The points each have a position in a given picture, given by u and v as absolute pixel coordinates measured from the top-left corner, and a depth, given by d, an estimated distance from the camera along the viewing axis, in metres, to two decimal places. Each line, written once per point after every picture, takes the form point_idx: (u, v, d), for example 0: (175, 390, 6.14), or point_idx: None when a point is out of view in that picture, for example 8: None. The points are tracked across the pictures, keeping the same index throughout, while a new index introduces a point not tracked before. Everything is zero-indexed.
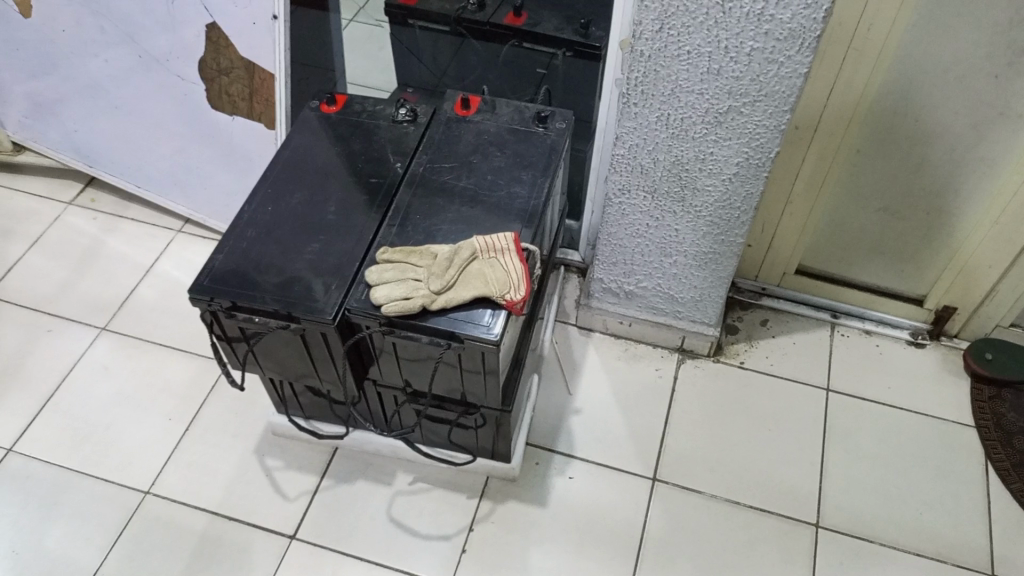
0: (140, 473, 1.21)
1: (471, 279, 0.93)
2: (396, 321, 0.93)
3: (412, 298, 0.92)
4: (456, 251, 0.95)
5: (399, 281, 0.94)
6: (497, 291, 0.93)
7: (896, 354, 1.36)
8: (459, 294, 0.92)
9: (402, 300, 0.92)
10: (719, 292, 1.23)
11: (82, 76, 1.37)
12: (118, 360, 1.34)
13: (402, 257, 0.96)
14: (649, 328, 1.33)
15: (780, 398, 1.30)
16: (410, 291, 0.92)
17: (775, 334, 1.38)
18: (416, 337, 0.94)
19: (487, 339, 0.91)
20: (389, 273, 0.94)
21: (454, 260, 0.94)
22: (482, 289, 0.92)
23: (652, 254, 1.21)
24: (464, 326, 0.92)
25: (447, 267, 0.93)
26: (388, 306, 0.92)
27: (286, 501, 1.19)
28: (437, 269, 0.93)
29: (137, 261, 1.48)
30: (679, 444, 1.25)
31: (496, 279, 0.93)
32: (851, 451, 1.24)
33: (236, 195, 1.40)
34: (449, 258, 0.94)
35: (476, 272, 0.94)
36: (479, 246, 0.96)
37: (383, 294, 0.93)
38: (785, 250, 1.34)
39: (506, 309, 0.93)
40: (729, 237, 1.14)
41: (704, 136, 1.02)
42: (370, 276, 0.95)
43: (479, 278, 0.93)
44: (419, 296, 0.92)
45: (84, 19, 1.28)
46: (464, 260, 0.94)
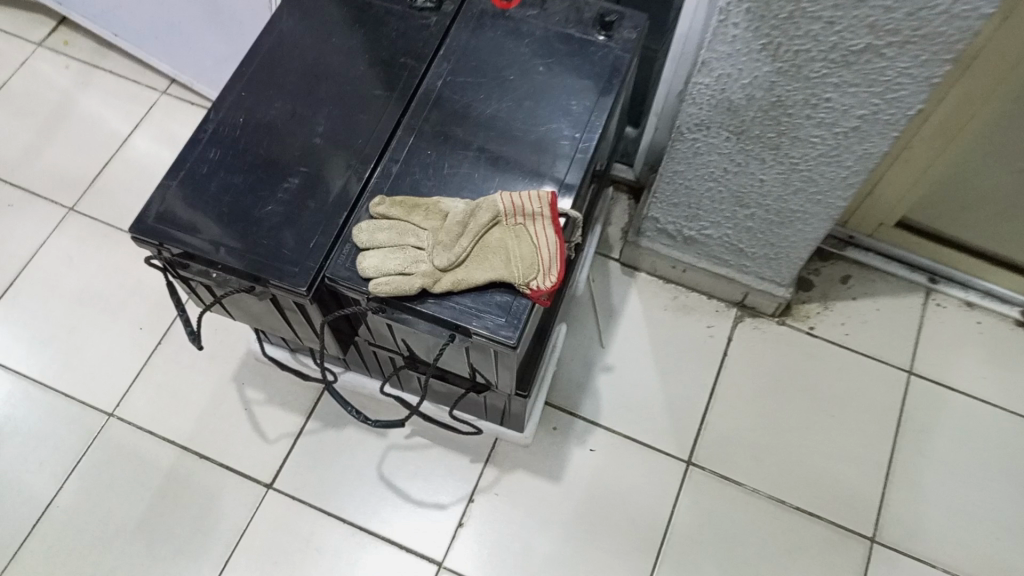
0: (105, 390, 1.07)
1: (487, 256, 0.72)
2: (387, 301, 0.73)
3: (410, 276, 0.71)
4: (471, 211, 0.73)
5: (394, 247, 0.72)
6: (521, 277, 0.71)
7: (1000, 335, 1.13)
8: (469, 275, 0.71)
9: (397, 277, 0.71)
10: (801, 251, 1.00)
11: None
12: (85, 250, 1.17)
13: (401, 213, 0.74)
14: (706, 277, 1.11)
15: (850, 377, 1.10)
16: (408, 265, 0.71)
17: (856, 296, 1.15)
18: (411, 322, 0.74)
19: (501, 338, 0.71)
20: (383, 234, 0.73)
21: (468, 227, 0.72)
22: (500, 273, 0.71)
23: (724, 201, 0.96)
24: (472, 318, 0.71)
25: (458, 234, 0.71)
26: (376, 282, 0.71)
27: (265, 444, 1.04)
28: (444, 237, 0.71)
29: (115, 129, 1.27)
30: (722, 422, 1.07)
31: (521, 260, 0.71)
32: (923, 452, 1.06)
33: (225, 61, 1.16)
34: (460, 221, 0.72)
35: (493, 246, 0.72)
36: (503, 208, 0.73)
37: (374, 265, 0.72)
38: (888, 200, 1.08)
39: (528, 299, 0.72)
40: (828, 196, 0.89)
41: (821, 77, 0.75)
42: (359, 236, 0.73)
43: (497, 257, 0.72)
44: (418, 273, 0.71)
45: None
46: (481, 227, 0.72)
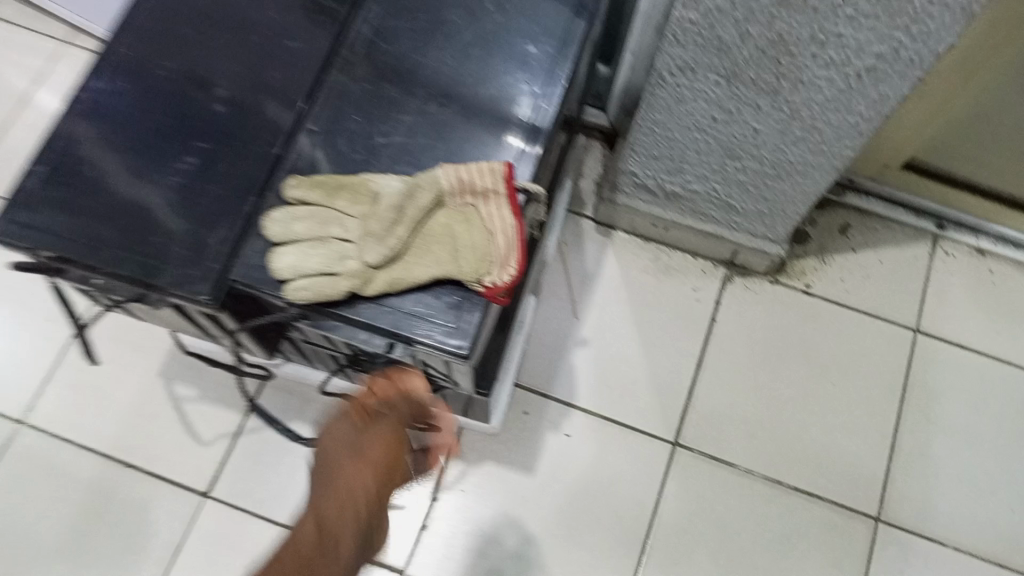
0: (13, 394, 0.94)
1: (429, 249, 0.59)
2: (307, 309, 0.59)
3: (335, 277, 0.58)
4: (408, 193, 0.59)
5: (315, 241, 0.59)
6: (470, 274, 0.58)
7: (1014, 286, 1.02)
8: (408, 274, 0.58)
9: (318, 278, 0.58)
10: (799, 205, 0.87)
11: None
12: None
13: (321, 198, 0.60)
14: (691, 235, 0.99)
15: (850, 340, 1.00)
16: (331, 264, 0.58)
17: (856, 247, 1.03)
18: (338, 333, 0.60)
19: (448, 349, 0.58)
20: (301, 225, 0.59)
21: (406, 213, 0.59)
22: (445, 271, 0.58)
23: (712, 152, 0.83)
24: (414, 326, 0.58)
25: (392, 223, 0.58)
26: (293, 286, 0.58)
27: (200, 448, 0.92)
28: (376, 228, 0.58)
29: (11, 85, 1.10)
30: (713, 396, 0.97)
31: (470, 253, 0.59)
32: (932, 421, 0.96)
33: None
34: (395, 206, 0.58)
35: (436, 237, 0.59)
36: (448, 186, 0.60)
37: (290, 264, 0.58)
38: (895, 141, 0.95)
39: (484, 299, 0.59)
40: (833, 146, 0.76)
41: (832, 9, 0.60)
42: (270, 228, 0.59)
43: (441, 250, 0.59)
44: (345, 273, 0.58)
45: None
46: (422, 213, 0.59)
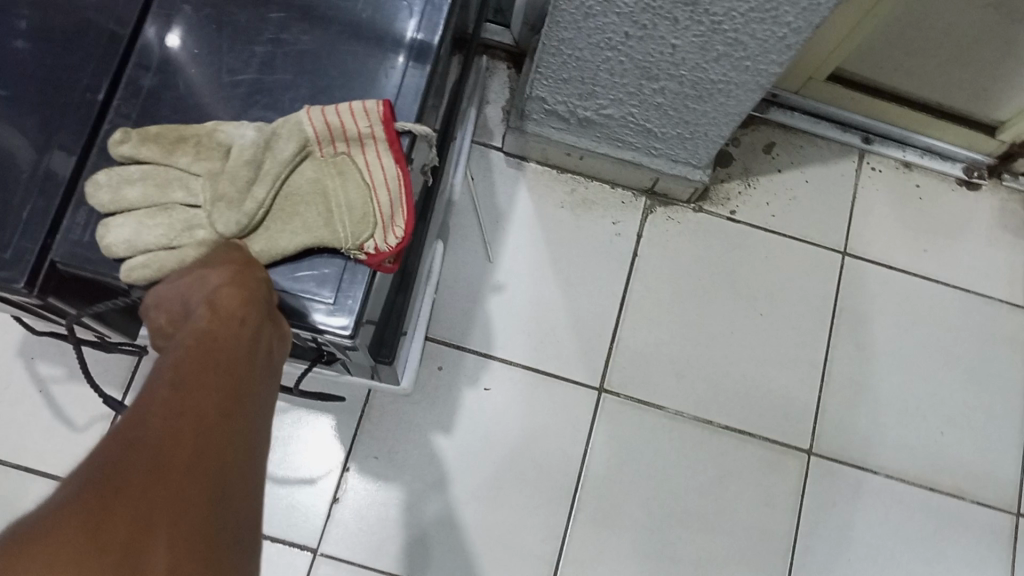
0: None
1: (295, 211, 0.49)
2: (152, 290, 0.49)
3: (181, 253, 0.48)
4: (263, 145, 0.49)
5: (153, 208, 0.49)
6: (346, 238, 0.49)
7: (941, 199, 0.98)
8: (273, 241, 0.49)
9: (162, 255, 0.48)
10: (722, 129, 0.80)
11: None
12: None
13: (157, 154, 0.49)
14: (608, 164, 0.91)
15: (779, 266, 0.94)
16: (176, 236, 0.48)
17: (782, 167, 0.97)
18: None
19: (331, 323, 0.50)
20: (133, 189, 0.48)
21: (264, 168, 0.49)
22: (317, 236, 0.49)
23: (627, 73, 0.74)
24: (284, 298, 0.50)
25: (245, 183, 0.48)
26: (131, 266, 0.48)
27: (73, 433, 0.82)
28: (227, 191, 0.48)
29: None
30: (639, 336, 0.91)
31: (343, 213, 0.49)
32: (863, 346, 0.93)
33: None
34: (245, 161, 0.49)
35: (301, 192, 0.50)
36: (312, 131, 0.50)
37: (124, 240, 0.48)
38: (822, 50, 0.88)
39: (367, 267, 0.50)
40: (758, 63, 0.68)
41: None
42: (97, 195, 0.48)
43: (309, 212, 0.49)
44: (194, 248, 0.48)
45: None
46: (282, 165, 0.49)
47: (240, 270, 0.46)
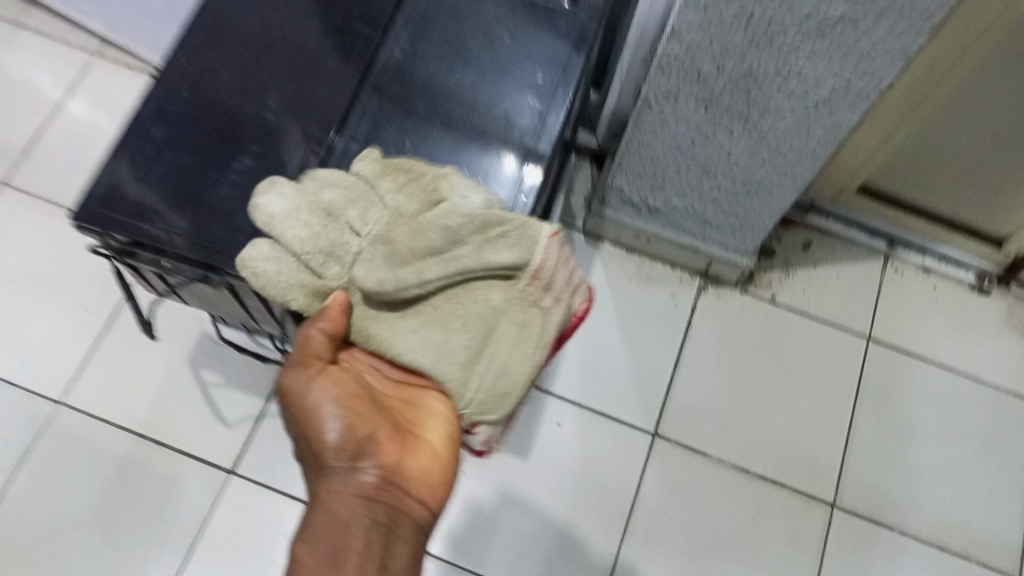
0: (51, 378, 1.02)
1: (462, 310, 0.58)
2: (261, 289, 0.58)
3: (323, 272, 0.58)
4: (477, 230, 0.57)
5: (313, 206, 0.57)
6: (494, 387, 0.58)
7: (955, 300, 1.14)
8: (413, 334, 0.57)
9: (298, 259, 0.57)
10: (766, 222, 0.99)
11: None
12: (20, 226, 1.10)
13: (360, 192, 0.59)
14: (670, 247, 1.10)
15: (813, 344, 1.11)
16: (332, 246, 0.57)
17: (818, 263, 1.15)
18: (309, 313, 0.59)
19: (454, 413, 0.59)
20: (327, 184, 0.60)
21: (456, 257, 0.57)
22: (461, 349, 0.57)
23: (690, 171, 0.95)
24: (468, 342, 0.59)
25: (431, 264, 0.56)
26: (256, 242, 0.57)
27: (226, 429, 1.01)
28: (401, 255, 0.56)
29: (45, 91, 1.19)
30: (689, 393, 1.07)
31: (506, 361, 0.58)
32: (884, 416, 1.07)
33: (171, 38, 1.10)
34: (449, 243, 0.57)
35: (485, 291, 0.58)
36: (522, 273, 0.58)
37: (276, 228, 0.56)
38: (852, 166, 1.08)
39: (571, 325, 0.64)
40: (795, 168, 0.88)
41: (793, 48, 0.73)
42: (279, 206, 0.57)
43: (476, 314, 0.58)
44: (338, 269, 0.58)
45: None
46: (479, 258, 0.57)
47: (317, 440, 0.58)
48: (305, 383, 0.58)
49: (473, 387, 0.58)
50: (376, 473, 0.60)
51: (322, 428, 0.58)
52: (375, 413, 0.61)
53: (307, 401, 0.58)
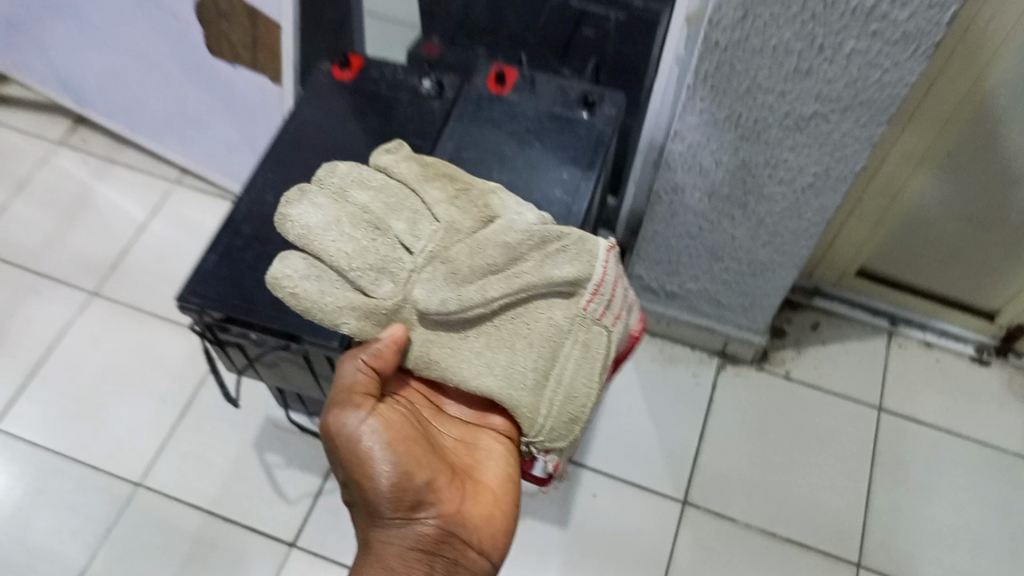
0: (130, 462, 1.13)
1: (526, 328, 0.63)
2: (313, 309, 0.60)
3: (374, 288, 0.60)
4: (536, 246, 0.61)
5: (363, 223, 0.60)
6: (563, 409, 0.64)
7: (958, 370, 1.23)
8: (478, 358, 0.63)
9: (351, 276, 0.59)
10: (772, 301, 1.11)
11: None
12: (108, 330, 1.25)
13: (391, 203, 0.62)
14: (688, 329, 1.21)
15: (827, 414, 1.19)
16: (384, 263, 0.60)
17: (826, 341, 1.26)
18: (363, 334, 0.62)
19: (526, 440, 0.65)
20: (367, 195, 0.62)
21: (515, 273, 0.61)
22: (529, 367, 0.63)
23: (701, 256, 1.07)
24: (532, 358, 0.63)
25: (493, 282, 0.60)
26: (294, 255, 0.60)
27: (286, 505, 1.10)
28: (463, 274, 0.60)
29: (132, 216, 1.37)
30: (714, 463, 1.15)
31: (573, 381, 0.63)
32: (901, 480, 1.14)
33: (247, 167, 1.31)
34: (510, 261, 0.61)
35: (547, 308, 0.63)
36: (582, 289, 0.63)
37: (328, 246, 0.58)
38: (848, 251, 1.20)
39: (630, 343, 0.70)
40: (792, 247, 1.00)
41: (778, 141, 0.87)
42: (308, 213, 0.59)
43: (539, 331, 0.63)
44: (391, 284, 0.61)
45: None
46: (540, 273, 0.61)
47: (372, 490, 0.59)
48: (358, 428, 0.59)
49: (543, 410, 0.64)
50: (435, 521, 0.60)
51: (378, 475, 0.58)
52: (427, 459, 0.62)
53: (361, 449, 0.59)
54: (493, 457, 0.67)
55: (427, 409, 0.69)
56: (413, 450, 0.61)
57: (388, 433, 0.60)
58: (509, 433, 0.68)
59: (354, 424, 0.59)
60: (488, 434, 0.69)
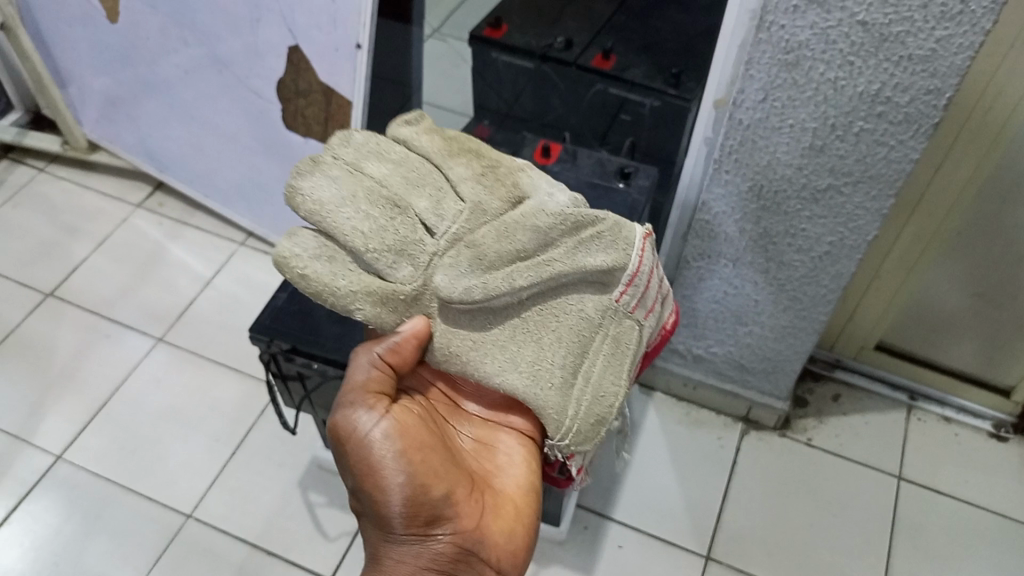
0: (184, 494, 1.20)
1: (554, 322, 0.65)
2: (324, 292, 0.59)
3: (393, 271, 0.60)
4: (568, 232, 0.63)
5: (381, 200, 0.60)
6: (591, 403, 0.67)
7: (978, 446, 1.27)
8: (505, 353, 0.65)
9: (368, 256, 0.58)
10: (794, 366, 1.17)
11: (149, 67, 1.36)
12: (171, 373, 1.34)
13: (415, 177, 0.63)
14: (713, 393, 1.28)
15: (847, 480, 1.23)
16: (403, 244, 0.60)
17: (847, 411, 1.31)
18: (377, 321, 0.62)
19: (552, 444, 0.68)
20: (382, 169, 0.62)
21: (546, 260, 0.62)
22: (557, 365, 0.65)
23: (727, 321, 1.15)
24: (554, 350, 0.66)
25: (523, 269, 0.61)
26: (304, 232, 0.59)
27: (327, 541, 1.16)
28: (491, 260, 0.61)
29: (198, 272, 1.49)
30: (737, 521, 1.19)
31: (598, 376, 0.67)
32: (920, 547, 1.17)
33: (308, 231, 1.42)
34: (540, 247, 0.62)
35: (579, 300, 0.66)
36: (616, 280, 0.66)
37: (342, 223, 0.58)
38: (866, 325, 1.27)
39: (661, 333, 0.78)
40: (812, 313, 1.08)
41: (797, 212, 0.95)
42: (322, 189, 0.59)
43: (569, 324, 0.66)
44: (410, 268, 0.61)
45: (158, 7, 1.26)
46: (573, 260, 0.63)
47: (388, 500, 0.65)
48: (373, 440, 0.66)
49: (571, 411, 0.66)
50: (451, 536, 0.66)
51: (392, 487, 0.64)
52: (442, 470, 0.67)
53: (380, 467, 0.65)
54: (513, 465, 0.73)
55: (445, 409, 0.77)
56: (426, 460, 0.67)
57: (405, 447, 0.66)
58: (528, 433, 0.74)
59: (373, 438, 0.66)
60: (508, 434, 0.75)
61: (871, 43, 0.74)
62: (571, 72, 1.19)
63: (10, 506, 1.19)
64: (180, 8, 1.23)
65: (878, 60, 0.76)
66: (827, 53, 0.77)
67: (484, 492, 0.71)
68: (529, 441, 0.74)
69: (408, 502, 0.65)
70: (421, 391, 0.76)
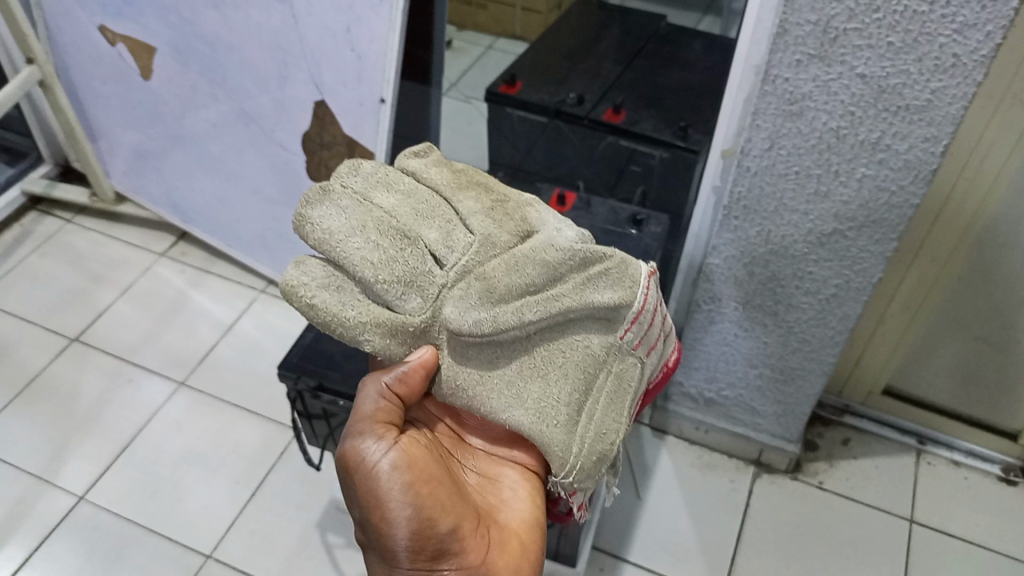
0: (203, 536, 1.22)
1: (561, 357, 0.69)
2: (332, 321, 0.62)
3: (401, 302, 0.63)
4: (576, 267, 0.67)
5: (390, 231, 0.63)
6: (595, 441, 0.71)
7: (988, 489, 1.29)
8: (513, 388, 0.68)
9: (376, 286, 0.62)
10: (804, 409, 1.20)
11: (179, 122, 1.43)
12: (192, 417, 1.37)
13: (423, 210, 0.66)
14: (725, 437, 1.30)
15: (860, 523, 1.25)
16: (412, 275, 0.63)
17: (857, 455, 1.33)
18: (385, 351, 0.64)
19: (556, 482, 0.71)
20: (391, 200, 0.66)
21: (554, 296, 0.66)
22: (562, 403, 0.69)
23: (737, 363, 1.18)
24: (559, 384, 0.69)
25: (533, 304, 0.64)
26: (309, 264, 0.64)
27: None
28: (500, 294, 0.64)
29: (219, 318, 1.53)
30: (751, 564, 1.20)
31: (599, 414, 0.71)
32: None
33: None
34: (549, 281, 0.66)
35: (585, 337, 0.70)
36: (622, 319, 0.71)
37: (351, 252, 0.61)
38: (873, 369, 1.30)
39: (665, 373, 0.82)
40: (820, 354, 1.11)
41: (804, 255, 0.99)
42: (327, 220, 0.62)
43: (575, 360, 0.70)
44: (420, 299, 0.63)
45: (191, 66, 1.33)
46: (580, 295, 0.67)
47: (393, 531, 0.67)
48: (381, 471, 0.68)
49: (575, 448, 0.70)
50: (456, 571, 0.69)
51: (399, 518, 0.67)
52: (448, 503, 0.69)
53: (387, 500, 0.67)
54: (517, 499, 0.77)
55: (450, 442, 0.81)
56: (432, 492, 0.69)
57: (412, 480, 0.68)
58: (531, 467, 0.78)
59: (381, 469, 0.68)
60: (510, 468, 0.79)
61: (871, 94, 0.79)
62: (583, 126, 1.24)
63: (31, 546, 1.20)
64: (212, 66, 1.30)
65: (877, 110, 0.80)
66: (829, 104, 0.82)
67: (490, 526, 0.74)
68: (531, 475, 0.79)
69: (413, 533, 0.67)
70: (428, 424, 0.81)
